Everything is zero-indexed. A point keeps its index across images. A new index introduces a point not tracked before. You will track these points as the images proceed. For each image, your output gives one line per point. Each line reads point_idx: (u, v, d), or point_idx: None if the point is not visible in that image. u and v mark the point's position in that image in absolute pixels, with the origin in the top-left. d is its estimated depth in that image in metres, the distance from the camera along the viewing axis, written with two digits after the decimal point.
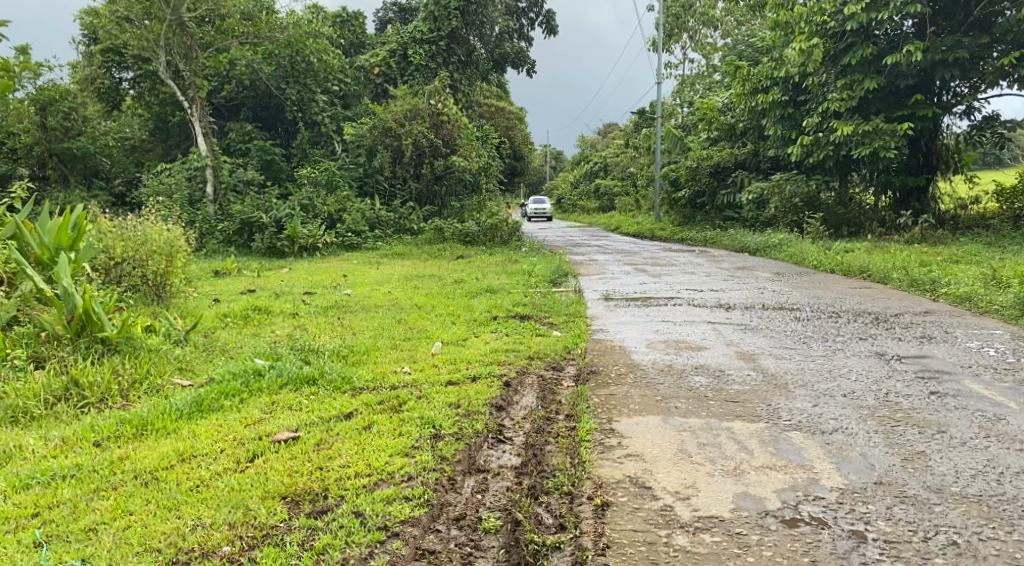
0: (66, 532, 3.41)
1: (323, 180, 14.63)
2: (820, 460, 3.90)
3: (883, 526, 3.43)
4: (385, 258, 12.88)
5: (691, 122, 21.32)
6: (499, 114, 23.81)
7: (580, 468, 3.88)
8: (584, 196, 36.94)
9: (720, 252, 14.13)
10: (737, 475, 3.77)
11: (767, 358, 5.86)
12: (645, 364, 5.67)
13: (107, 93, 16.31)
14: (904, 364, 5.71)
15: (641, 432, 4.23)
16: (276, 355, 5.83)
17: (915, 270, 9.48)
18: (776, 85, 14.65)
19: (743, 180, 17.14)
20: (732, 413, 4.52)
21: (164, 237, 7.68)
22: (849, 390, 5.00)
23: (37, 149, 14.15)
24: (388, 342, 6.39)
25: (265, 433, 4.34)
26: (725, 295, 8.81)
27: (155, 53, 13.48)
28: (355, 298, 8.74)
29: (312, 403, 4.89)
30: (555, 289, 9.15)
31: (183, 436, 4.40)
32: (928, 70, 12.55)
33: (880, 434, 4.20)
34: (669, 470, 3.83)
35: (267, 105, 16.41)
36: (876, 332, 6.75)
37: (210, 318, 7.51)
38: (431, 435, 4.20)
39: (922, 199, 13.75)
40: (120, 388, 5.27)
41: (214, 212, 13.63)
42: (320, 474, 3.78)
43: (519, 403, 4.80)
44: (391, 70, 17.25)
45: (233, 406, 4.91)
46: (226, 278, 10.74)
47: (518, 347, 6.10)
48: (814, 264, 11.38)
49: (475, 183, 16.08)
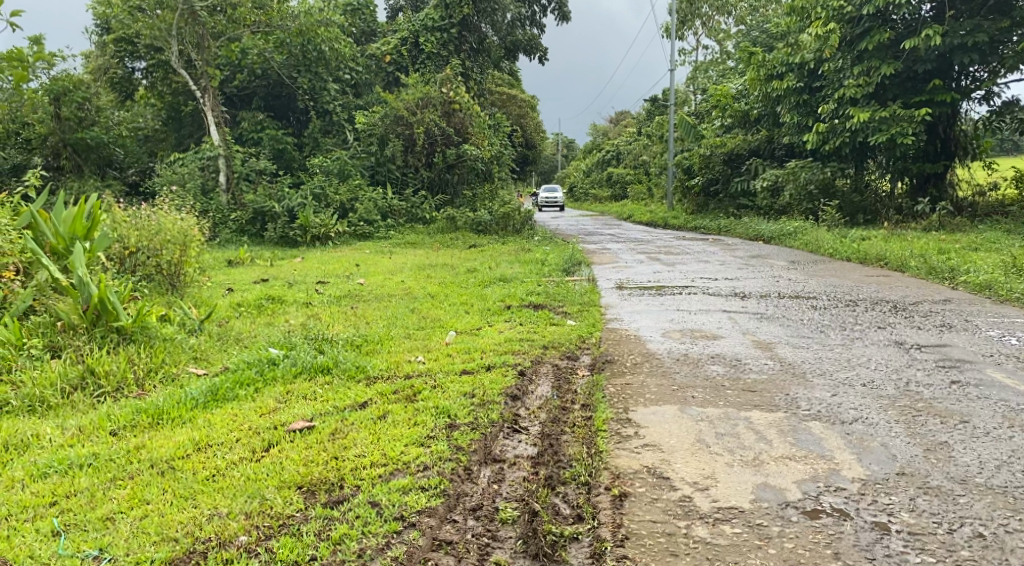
0: (83, 521, 3.40)
1: (336, 169, 14.62)
2: (841, 450, 3.85)
3: (906, 518, 3.38)
4: (398, 247, 12.87)
5: (704, 110, 21.20)
6: (510, 102, 23.69)
7: (596, 458, 3.85)
8: (596, 184, 36.86)
9: (733, 241, 14.05)
10: (756, 465, 3.73)
11: (784, 347, 5.81)
12: (661, 353, 5.64)
13: (119, 83, 16.16)
14: (924, 353, 5.65)
15: (658, 422, 4.19)
16: (290, 344, 5.84)
17: (933, 258, 9.38)
18: (790, 71, 14.53)
19: (757, 168, 17.03)
20: (750, 403, 4.47)
21: (178, 226, 7.70)
22: (869, 379, 4.96)
23: (51, 139, 14.19)
24: (402, 331, 6.39)
25: (280, 422, 4.33)
26: (740, 284, 8.75)
27: (168, 43, 13.45)
28: (368, 287, 8.74)
29: (326, 392, 4.88)
30: (569, 278, 9.11)
31: (198, 425, 4.40)
32: (946, 55, 12.39)
33: (901, 424, 4.14)
34: (688, 460, 3.79)
35: (279, 94, 16.41)
36: (894, 321, 6.70)
37: (224, 307, 7.53)
38: (447, 425, 4.18)
39: (939, 186, 13.62)
40: (136, 377, 5.27)
41: (226, 202, 13.65)
42: (336, 464, 3.76)
43: (534, 392, 4.77)
44: (402, 59, 17.29)
45: (247, 395, 4.90)
46: (239, 267, 10.77)
47: (532, 337, 6.07)
48: (830, 252, 11.29)
49: (487, 172, 16.06)
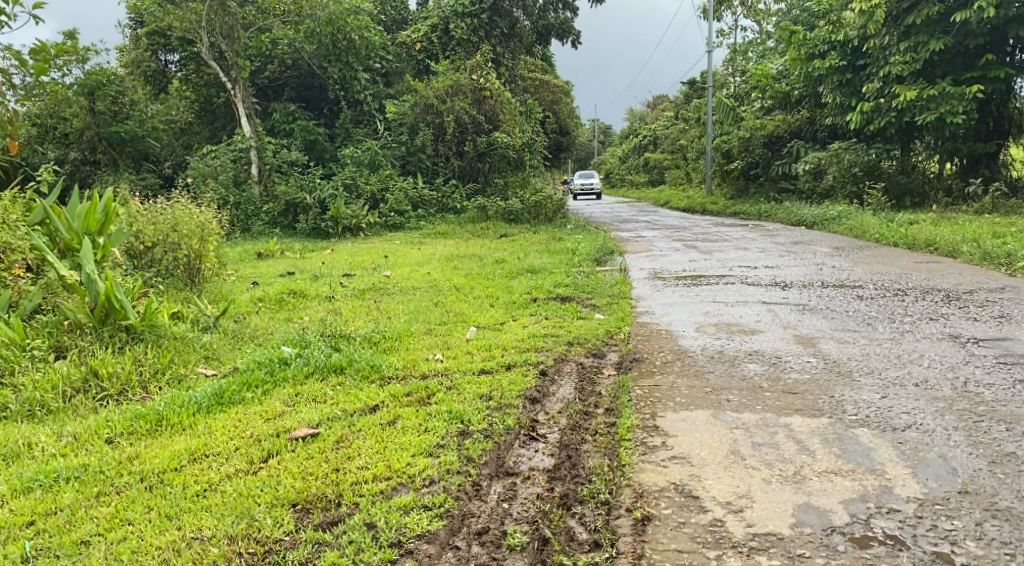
0: (57, 545, 3.16)
1: (366, 159, 14.33)
2: (893, 463, 3.46)
3: (972, 548, 2.99)
4: (428, 237, 12.60)
5: (743, 92, 20.57)
6: (543, 89, 23.17)
7: (618, 472, 3.52)
8: (634, 170, 36.31)
9: (775, 226, 13.52)
10: (797, 482, 3.36)
11: (828, 342, 5.39)
12: (694, 350, 5.26)
13: (153, 76, 15.89)
14: (982, 347, 5.20)
15: (688, 430, 3.83)
16: (304, 342, 5.55)
17: (988, 242, 8.83)
18: (834, 50, 14.01)
19: (799, 150, 16.40)
20: (789, 407, 4.09)
21: (196, 220, 7.44)
22: (922, 378, 4.54)
23: (87, 133, 14.02)
24: (423, 326, 6.08)
25: (284, 429, 4.04)
26: (780, 273, 8.31)
27: (198, 34, 13.33)
28: (393, 280, 8.44)
29: (337, 394, 4.59)
30: (600, 268, 8.74)
31: (198, 432, 4.13)
32: (1000, 28, 11.76)
33: (960, 431, 3.73)
34: (720, 476, 3.43)
35: (310, 85, 16.16)
36: (948, 312, 6.23)
37: (244, 302, 7.28)
38: (458, 432, 3.86)
39: (992, 165, 12.92)
40: (141, 379, 5.01)
41: (258, 194, 13.55)
42: (335, 477, 3.46)
43: (555, 395, 4.44)
44: (432, 46, 16.89)
45: (254, 398, 4.62)
46: (267, 260, 10.56)
47: (558, 332, 5.73)
48: (876, 237, 10.75)
49: (519, 160, 15.68)
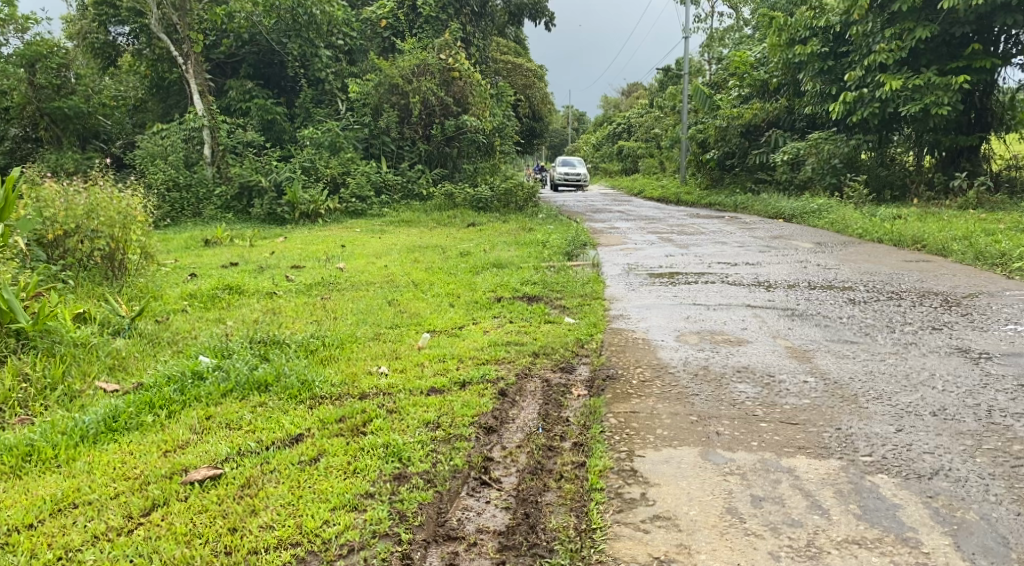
0: None
1: (326, 141, 13.51)
2: (926, 529, 2.85)
3: None
4: (390, 225, 11.84)
5: (720, 79, 19.91)
6: (515, 72, 22.03)
7: (587, 541, 2.88)
8: (608, 158, 35.66)
9: (752, 219, 12.91)
10: (812, 557, 2.74)
11: (825, 357, 4.73)
12: (675, 365, 4.58)
13: (101, 48, 14.95)
14: (998, 365, 4.59)
15: (672, 478, 3.17)
16: (226, 351, 4.75)
17: (983, 240, 8.25)
18: (815, 36, 13.42)
19: (776, 140, 15.83)
20: (791, 444, 3.42)
21: (119, 206, 6.61)
22: (939, 406, 3.89)
23: (27, 108, 13.04)
24: (370, 332, 5.31)
25: (179, 468, 3.29)
26: (763, 271, 7.64)
27: (148, 5, 12.54)
28: (346, 274, 7.66)
29: (256, 418, 3.82)
30: (571, 263, 8.06)
31: (74, 470, 3.36)
32: (987, 16, 11.13)
33: (1000, 480, 3.12)
34: (715, 547, 2.80)
35: (270, 61, 15.23)
36: (952, 320, 5.60)
37: (171, 299, 6.46)
38: (394, 475, 3.16)
39: (974, 159, 12.32)
40: (24, 398, 4.21)
41: (211, 175, 12.68)
42: (229, 544, 2.81)
43: (515, 422, 3.74)
44: (399, 23, 15.89)
45: (155, 422, 3.84)
46: (212, 248, 9.74)
47: (522, 340, 5.03)
48: (860, 231, 10.16)
49: (489, 145, 14.87)
